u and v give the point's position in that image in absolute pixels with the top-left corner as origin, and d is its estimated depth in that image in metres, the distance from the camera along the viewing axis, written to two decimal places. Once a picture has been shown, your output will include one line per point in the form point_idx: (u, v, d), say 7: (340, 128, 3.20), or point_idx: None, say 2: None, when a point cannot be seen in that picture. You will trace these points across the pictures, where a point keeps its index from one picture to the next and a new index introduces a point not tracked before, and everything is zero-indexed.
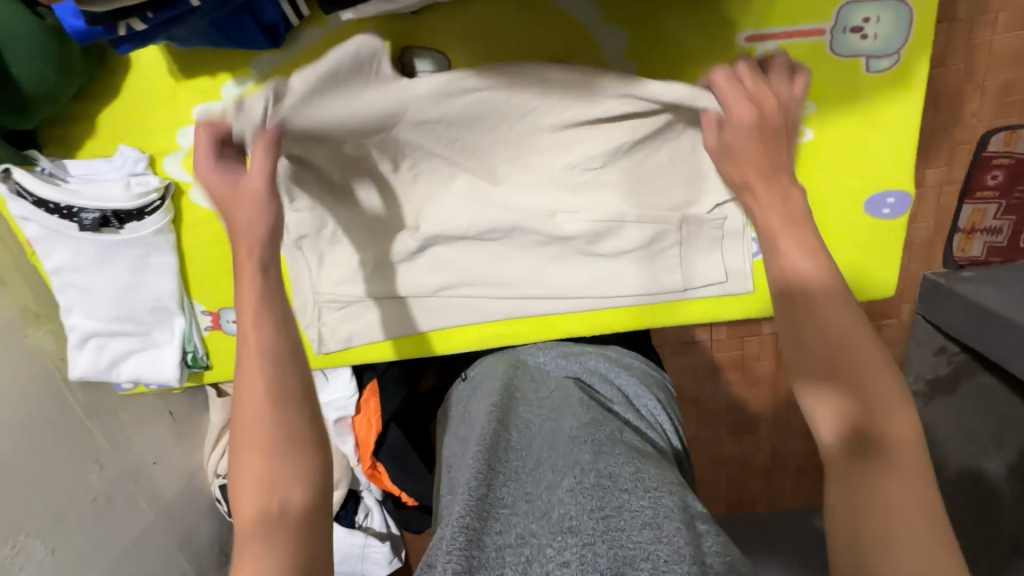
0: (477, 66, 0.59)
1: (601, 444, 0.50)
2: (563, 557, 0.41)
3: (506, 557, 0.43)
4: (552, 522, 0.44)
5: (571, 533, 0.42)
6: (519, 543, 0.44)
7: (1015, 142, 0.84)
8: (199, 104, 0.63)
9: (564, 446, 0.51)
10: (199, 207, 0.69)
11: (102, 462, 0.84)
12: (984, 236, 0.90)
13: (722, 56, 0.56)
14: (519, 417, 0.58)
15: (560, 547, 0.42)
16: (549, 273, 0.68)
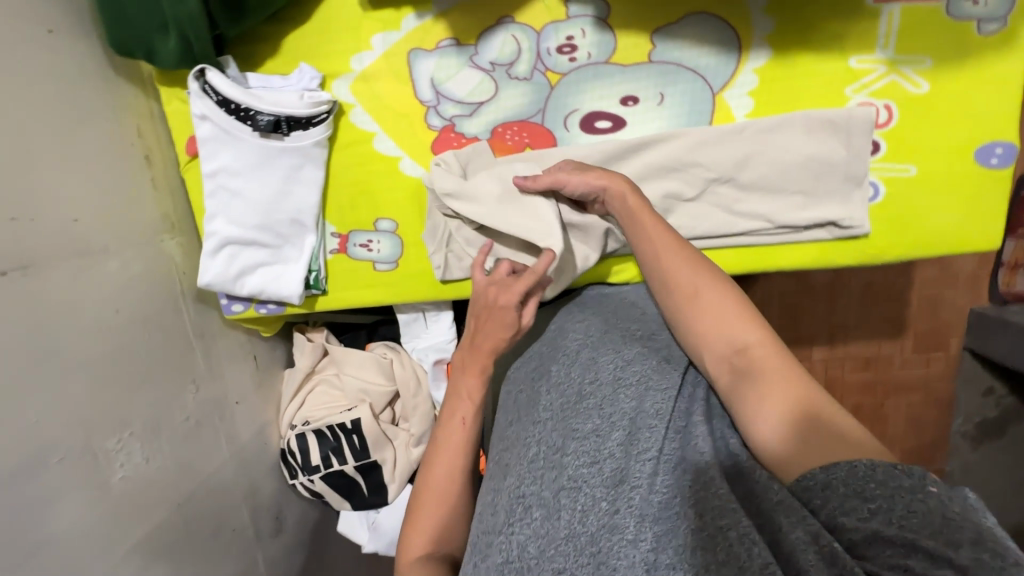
0: (632, 14, 0.68)
1: (641, 384, 0.58)
2: (615, 507, 0.50)
3: (562, 499, 0.53)
4: (604, 475, 0.53)
5: (623, 484, 0.51)
6: (577, 485, 0.53)
7: None
8: (379, 32, 0.72)
9: (607, 391, 0.58)
10: (356, 127, 0.75)
11: (198, 385, 0.83)
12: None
13: (851, 12, 0.65)
14: (565, 357, 0.64)
15: (610, 500, 0.51)
16: (681, 207, 0.72)
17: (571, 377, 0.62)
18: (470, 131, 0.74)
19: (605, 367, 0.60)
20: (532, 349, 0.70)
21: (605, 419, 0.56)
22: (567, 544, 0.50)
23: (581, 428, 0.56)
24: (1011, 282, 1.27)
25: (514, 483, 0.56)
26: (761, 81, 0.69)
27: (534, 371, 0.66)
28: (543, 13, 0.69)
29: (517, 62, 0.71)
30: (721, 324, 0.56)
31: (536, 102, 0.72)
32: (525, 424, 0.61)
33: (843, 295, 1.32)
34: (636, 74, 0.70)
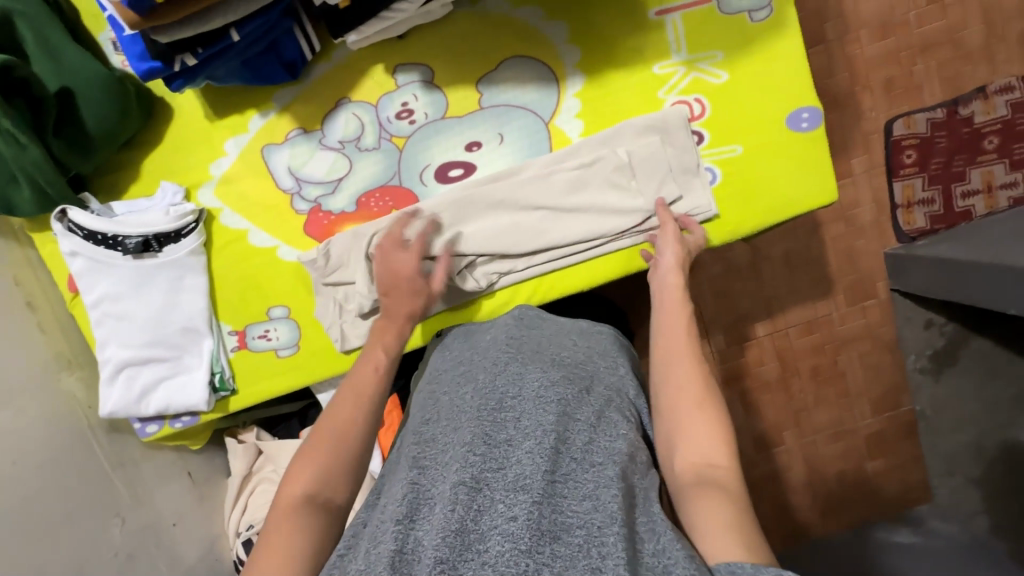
0: (455, 72, 0.75)
1: (565, 406, 0.56)
2: (513, 512, 0.45)
3: (459, 494, 0.46)
4: (507, 479, 0.48)
5: (523, 491, 0.46)
6: (477, 483, 0.47)
7: (915, 122, 1.29)
8: (230, 138, 0.77)
9: (528, 407, 0.56)
10: (228, 228, 0.78)
11: (124, 515, 0.81)
12: (925, 207, 1.31)
13: (640, 27, 0.72)
14: (488, 368, 0.61)
15: (509, 503, 0.46)
16: (549, 227, 0.75)
17: (494, 387, 0.58)
18: (337, 206, 0.78)
19: (530, 384, 0.58)
20: (456, 362, 0.66)
21: (521, 431, 0.53)
22: (456, 537, 0.43)
23: (496, 436, 0.52)
24: (911, 221, 1.31)
25: (412, 485, 0.50)
26: (583, 102, 0.75)
27: (458, 380, 0.62)
28: (375, 87, 0.75)
29: (363, 135, 0.76)
30: (702, 447, 0.52)
31: (390, 167, 0.77)
32: (432, 434, 0.57)
33: (766, 269, 1.34)
34: (472, 122, 0.76)
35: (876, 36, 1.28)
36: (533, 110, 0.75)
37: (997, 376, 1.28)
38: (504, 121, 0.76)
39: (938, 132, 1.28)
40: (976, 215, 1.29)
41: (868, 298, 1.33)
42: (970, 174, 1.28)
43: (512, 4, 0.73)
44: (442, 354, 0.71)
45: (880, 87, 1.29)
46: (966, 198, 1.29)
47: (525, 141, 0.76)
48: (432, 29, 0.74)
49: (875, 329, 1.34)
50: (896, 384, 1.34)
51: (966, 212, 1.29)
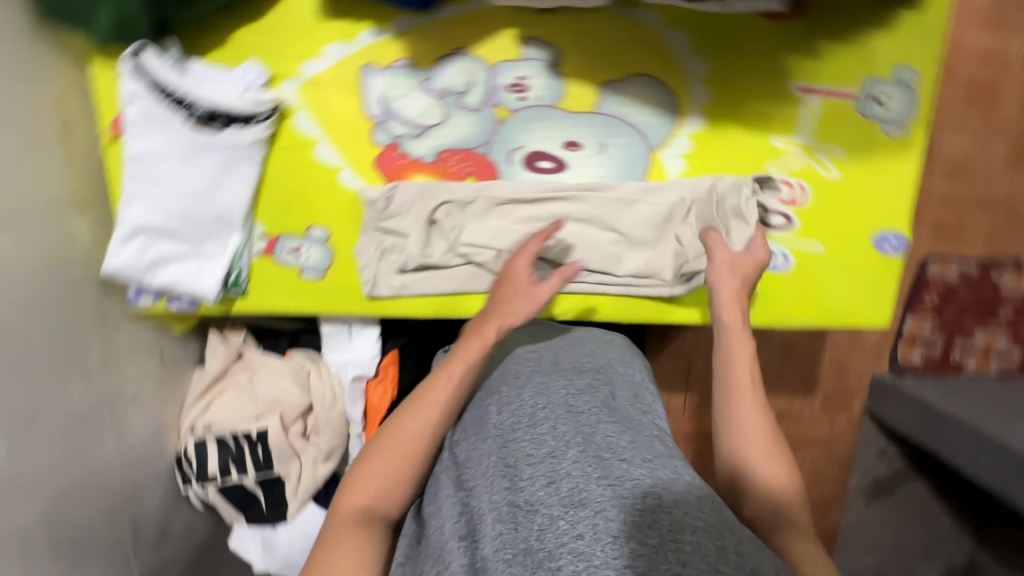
0: (583, 67, 0.72)
1: (593, 415, 0.58)
2: (579, 529, 0.46)
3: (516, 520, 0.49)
4: (561, 495, 0.50)
5: (582, 506, 0.48)
6: (530, 504, 0.51)
7: (947, 270, 1.30)
8: (334, 42, 0.72)
9: (559, 414, 0.59)
10: (298, 132, 0.74)
11: (89, 376, 0.77)
12: (924, 347, 1.31)
13: (778, 95, 0.71)
14: (518, 386, 0.65)
15: (571, 519, 0.47)
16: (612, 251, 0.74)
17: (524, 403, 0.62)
18: (415, 151, 0.74)
19: (557, 393, 0.62)
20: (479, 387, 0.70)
21: (559, 440, 0.55)
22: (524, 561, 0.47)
23: (534, 452, 0.55)
24: (908, 355, 1.32)
25: (471, 512, 0.55)
26: (694, 145, 0.73)
27: (482, 400, 0.67)
28: (500, 50, 0.72)
29: (469, 92, 0.73)
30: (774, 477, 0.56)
31: (484, 135, 0.74)
32: (475, 452, 0.61)
33: (762, 350, 1.35)
34: (580, 121, 0.73)
35: (949, 176, 1.29)
36: (644, 134, 0.73)
37: (922, 521, 1.36)
38: (611, 132, 0.73)
39: (964, 285, 1.30)
40: (966, 373, 1.30)
41: (842, 411, 1.38)
42: (976, 334, 1.29)
43: (665, 21, 0.70)
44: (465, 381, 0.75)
45: (931, 225, 1.32)
46: (963, 353, 1.29)
47: (623, 159, 0.74)
48: (577, 14, 0.71)
49: (837, 441, 1.38)
50: (834, 497, 1.40)
51: (958, 367, 1.30)
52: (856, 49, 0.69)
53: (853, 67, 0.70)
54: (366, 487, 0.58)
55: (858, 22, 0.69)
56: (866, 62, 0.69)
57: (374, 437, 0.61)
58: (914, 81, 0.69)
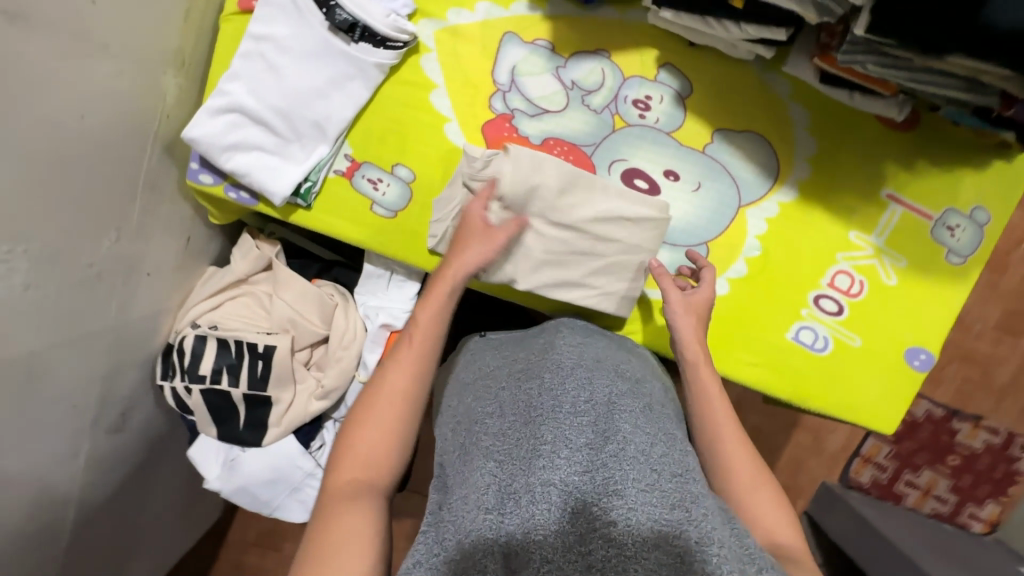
0: (706, 107, 0.75)
1: (630, 417, 0.62)
2: (612, 519, 0.50)
3: (553, 498, 0.53)
4: (597, 484, 0.54)
5: (618, 497, 0.52)
6: (566, 486, 0.53)
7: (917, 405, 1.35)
8: (487, 1, 0.72)
9: (600, 410, 0.62)
10: (421, 71, 0.74)
11: (120, 235, 0.73)
12: (873, 469, 1.38)
13: (868, 194, 0.75)
14: (556, 371, 0.67)
15: (605, 508, 0.51)
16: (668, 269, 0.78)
17: (565, 388, 0.65)
18: (526, 130, 0.75)
19: (600, 390, 0.65)
20: (514, 364, 0.74)
21: (600, 436, 0.59)
22: (557, 537, 0.50)
23: (574, 439, 0.58)
24: (858, 472, 1.38)
25: (498, 479, 0.57)
26: (780, 213, 0.76)
27: (520, 378, 0.70)
28: (637, 64, 0.74)
29: (596, 93, 0.74)
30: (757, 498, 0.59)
31: (594, 137, 0.75)
32: (508, 427, 0.64)
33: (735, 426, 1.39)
34: (687, 156, 0.76)
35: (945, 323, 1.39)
36: (739, 187, 0.76)
37: None
38: (710, 175, 0.76)
39: (927, 423, 1.35)
40: (902, 503, 1.37)
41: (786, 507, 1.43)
42: (922, 470, 1.37)
43: (792, 93, 0.74)
44: (495, 356, 0.79)
45: None
46: (905, 484, 1.37)
47: (710, 201, 0.77)
48: (718, 58, 0.74)
49: None
50: None
51: (896, 495, 1.37)
52: (947, 178, 0.75)
53: (939, 192, 0.75)
54: (360, 464, 0.58)
55: (959, 152, 0.74)
56: (951, 193, 0.75)
57: (351, 423, 0.61)
58: (985, 223, 0.75)
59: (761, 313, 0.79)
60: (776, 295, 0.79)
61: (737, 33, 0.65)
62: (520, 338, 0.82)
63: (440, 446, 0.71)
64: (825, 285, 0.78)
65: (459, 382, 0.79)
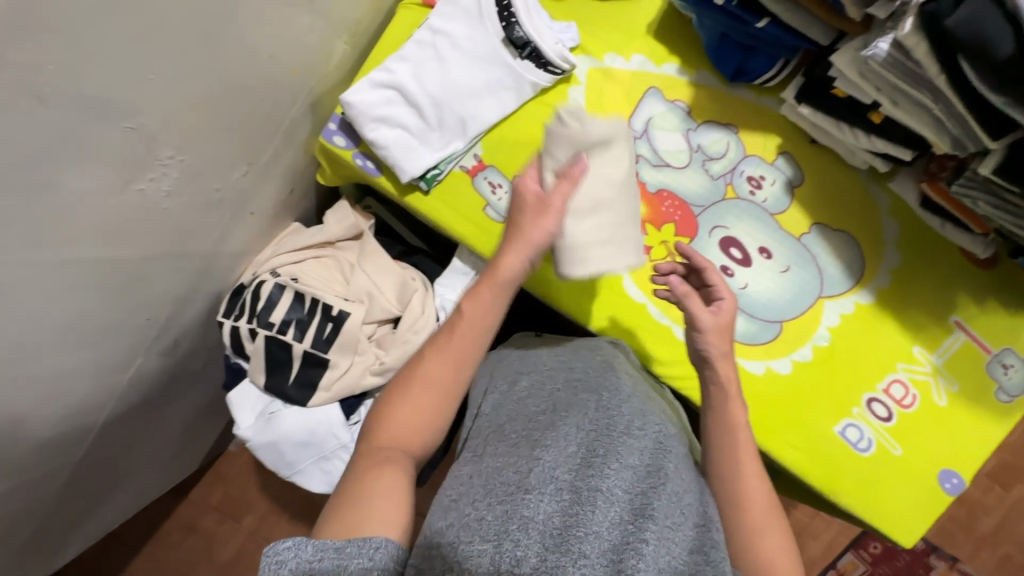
0: (811, 199, 0.80)
1: (673, 458, 0.64)
2: (646, 540, 0.52)
3: (595, 502, 0.55)
4: (635, 506, 0.56)
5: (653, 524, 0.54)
6: (609, 497, 0.56)
7: None
8: (642, 55, 0.79)
9: (648, 442, 0.65)
10: (566, 99, 0.79)
11: (248, 171, 0.75)
12: None
13: (937, 316, 0.81)
14: (615, 393, 0.70)
15: (639, 528, 0.53)
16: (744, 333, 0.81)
17: (619, 410, 0.67)
18: (645, 176, 0.80)
19: (652, 425, 0.67)
20: (569, 369, 0.75)
21: (645, 465, 0.61)
22: (592, 539, 0.52)
23: (623, 459, 0.61)
24: None
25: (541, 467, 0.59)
26: (855, 312, 0.81)
27: (575, 386, 0.72)
28: (759, 145, 0.80)
29: (717, 161, 0.80)
30: (760, 516, 0.61)
31: (704, 199, 0.81)
32: (557, 423, 0.65)
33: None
34: (784, 238, 0.81)
35: None
36: (822, 278, 0.81)
37: None
38: (799, 260, 0.81)
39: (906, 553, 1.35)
40: None
41: None
42: None
43: (890, 208, 0.80)
44: (548, 354, 0.80)
45: None
46: None
47: (792, 284, 0.81)
48: (832, 160, 0.80)
49: None
50: None
51: None
52: (1011, 319, 0.80)
53: (1002, 331, 0.80)
54: (393, 433, 0.59)
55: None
56: (1013, 334, 0.80)
57: (392, 397, 0.61)
58: None
59: (817, 403, 0.82)
60: (833, 387, 0.82)
61: (862, 142, 0.72)
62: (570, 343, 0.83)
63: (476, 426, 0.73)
64: (879, 389, 0.82)
65: (503, 369, 0.79)
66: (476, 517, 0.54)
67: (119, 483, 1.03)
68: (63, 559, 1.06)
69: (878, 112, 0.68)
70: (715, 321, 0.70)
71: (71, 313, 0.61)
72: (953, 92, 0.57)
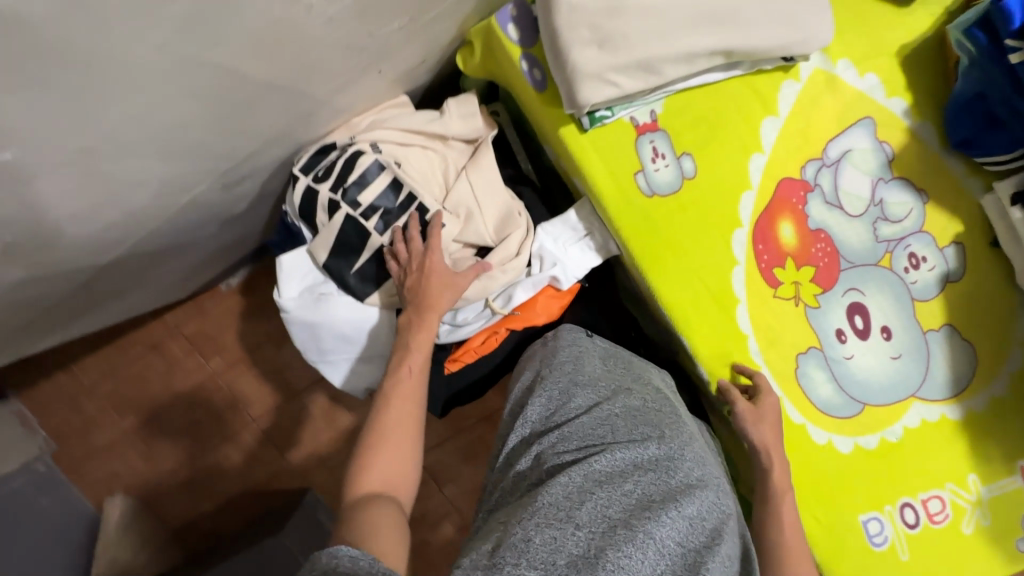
0: (956, 300, 0.75)
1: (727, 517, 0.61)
2: None
3: (649, 551, 0.53)
4: (687, 564, 0.54)
5: None
6: (662, 548, 0.54)
7: None
8: (877, 78, 0.68)
9: (705, 495, 0.62)
10: (775, 93, 0.69)
11: (405, 25, 0.62)
12: None
13: (1006, 454, 0.79)
14: (676, 433, 0.69)
15: None
16: (823, 394, 0.77)
17: (675, 455, 0.66)
18: (812, 210, 0.72)
19: (709, 483, 0.64)
20: (631, 395, 0.73)
21: (699, 520, 0.59)
22: None
23: (680, 507, 0.58)
24: None
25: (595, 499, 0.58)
26: (936, 422, 0.79)
27: (633, 417, 0.70)
28: (939, 225, 0.73)
29: (891, 224, 0.73)
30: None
31: (855, 258, 0.74)
32: (614, 457, 0.64)
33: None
34: (909, 327, 0.76)
35: None
36: (924, 380, 0.77)
37: None
38: (912, 354, 0.77)
39: None
40: None
41: None
42: None
43: (1023, 341, 0.76)
44: (605, 366, 0.78)
45: None
46: None
47: (892, 374, 0.77)
48: (998, 271, 0.74)
49: None
50: None
51: None
52: None
53: None
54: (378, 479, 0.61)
55: None
56: None
57: (368, 444, 0.62)
58: None
59: (859, 487, 0.80)
60: (879, 479, 0.80)
61: None
62: (636, 366, 0.81)
63: (519, 432, 0.72)
64: (918, 498, 0.81)
65: (555, 367, 0.76)
66: (523, 535, 0.52)
67: (119, 294, 0.94)
68: (36, 346, 0.98)
69: None
70: (753, 410, 0.69)
71: (171, 119, 0.50)
72: None
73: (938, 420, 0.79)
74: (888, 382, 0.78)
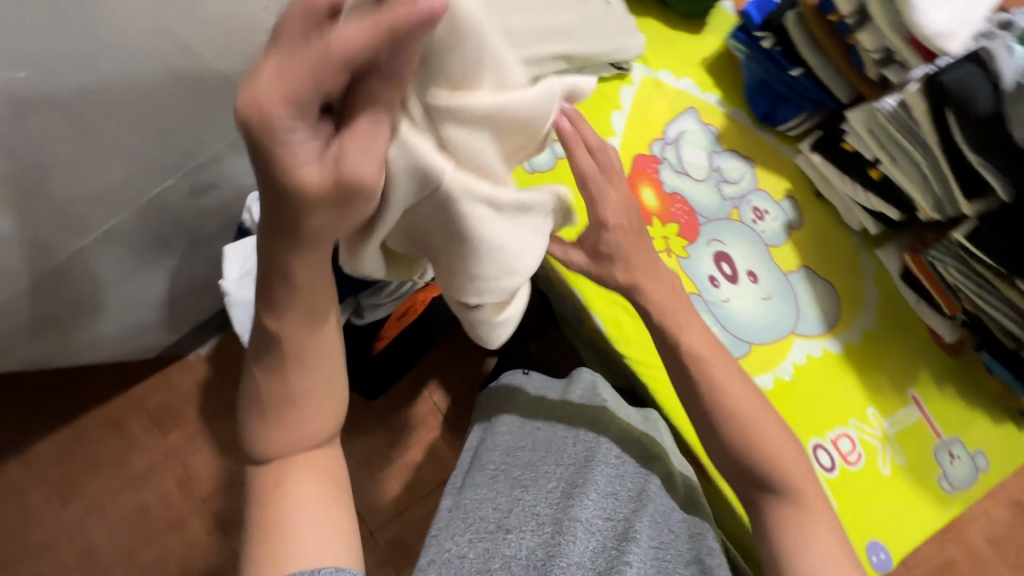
0: (804, 244, 0.88)
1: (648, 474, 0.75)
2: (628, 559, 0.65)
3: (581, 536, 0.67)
4: (615, 530, 0.69)
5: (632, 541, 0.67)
6: (590, 527, 0.68)
7: None
8: (689, 81, 0.91)
9: (624, 466, 0.75)
10: (616, 92, 0.90)
11: None
12: None
13: (894, 385, 0.84)
14: (591, 421, 0.78)
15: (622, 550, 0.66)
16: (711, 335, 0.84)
17: (594, 439, 0.76)
18: (665, 177, 0.88)
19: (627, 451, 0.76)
20: (547, 402, 0.81)
21: (622, 490, 0.73)
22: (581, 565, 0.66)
23: (600, 487, 0.71)
24: None
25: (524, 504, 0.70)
26: (821, 357, 0.85)
27: (552, 420, 0.79)
28: (770, 184, 0.89)
29: (731, 185, 0.89)
30: (781, 450, 0.61)
31: (710, 215, 0.88)
32: (536, 462, 0.74)
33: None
34: (771, 270, 0.87)
35: None
36: (797, 318, 0.86)
37: None
38: (780, 295, 0.87)
39: None
40: None
41: None
42: None
43: (872, 274, 0.87)
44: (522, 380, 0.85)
45: None
46: None
47: (767, 314, 0.86)
48: (830, 216, 0.89)
49: None
50: None
51: None
52: (964, 411, 0.84)
53: (954, 420, 0.83)
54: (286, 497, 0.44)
55: (980, 392, 0.84)
56: (963, 427, 0.83)
57: (274, 474, 0.44)
58: (980, 468, 0.82)
59: None
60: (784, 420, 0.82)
61: (857, 194, 0.81)
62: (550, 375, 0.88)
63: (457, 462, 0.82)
64: (828, 438, 0.81)
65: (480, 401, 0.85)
66: (459, 552, 0.66)
67: (83, 342, 0.99)
68: None
69: (876, 170, 0.77)
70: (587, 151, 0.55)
71: (150, 86, 0.67)
72: (936, 141, 0.66)
73: (822, 355, 0.85)
74: (767, 322, 0.85)
